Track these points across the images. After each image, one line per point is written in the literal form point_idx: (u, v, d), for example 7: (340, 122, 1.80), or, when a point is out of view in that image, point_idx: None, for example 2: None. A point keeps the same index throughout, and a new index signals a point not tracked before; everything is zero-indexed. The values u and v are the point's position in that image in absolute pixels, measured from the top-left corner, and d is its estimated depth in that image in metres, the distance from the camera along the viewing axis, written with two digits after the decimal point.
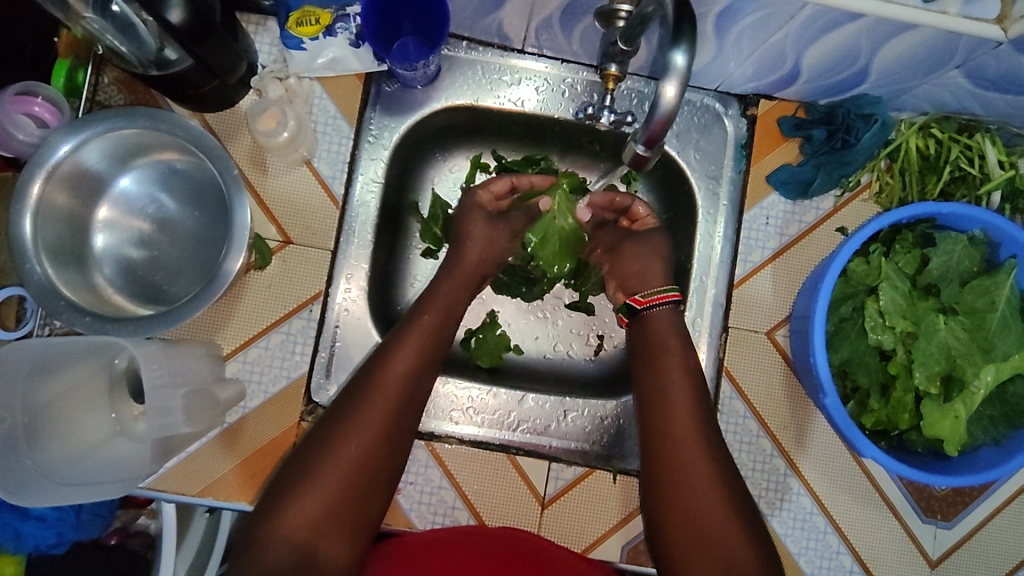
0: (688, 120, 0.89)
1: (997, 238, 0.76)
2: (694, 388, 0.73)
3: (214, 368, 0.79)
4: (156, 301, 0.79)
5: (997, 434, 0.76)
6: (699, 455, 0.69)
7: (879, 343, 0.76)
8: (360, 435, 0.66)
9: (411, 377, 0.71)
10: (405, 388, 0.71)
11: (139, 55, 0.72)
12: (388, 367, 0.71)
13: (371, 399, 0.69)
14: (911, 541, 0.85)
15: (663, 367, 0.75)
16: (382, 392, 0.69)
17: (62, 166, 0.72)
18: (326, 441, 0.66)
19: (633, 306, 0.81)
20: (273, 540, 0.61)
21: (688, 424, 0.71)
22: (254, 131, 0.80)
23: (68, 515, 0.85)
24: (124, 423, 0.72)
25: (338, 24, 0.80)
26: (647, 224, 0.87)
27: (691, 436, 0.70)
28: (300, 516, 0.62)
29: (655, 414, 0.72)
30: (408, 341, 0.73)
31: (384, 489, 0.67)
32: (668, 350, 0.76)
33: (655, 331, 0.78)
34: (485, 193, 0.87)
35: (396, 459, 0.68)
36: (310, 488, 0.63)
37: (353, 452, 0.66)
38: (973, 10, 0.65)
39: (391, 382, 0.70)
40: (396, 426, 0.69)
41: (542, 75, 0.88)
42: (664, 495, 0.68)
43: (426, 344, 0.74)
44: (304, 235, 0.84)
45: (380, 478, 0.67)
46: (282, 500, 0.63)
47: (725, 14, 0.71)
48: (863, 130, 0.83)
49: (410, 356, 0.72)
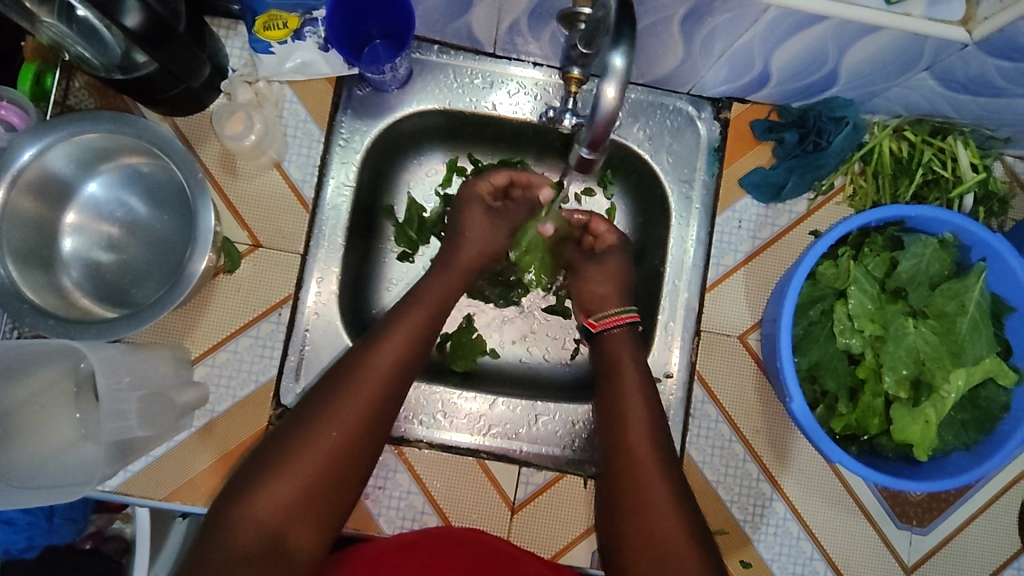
0: (661, 123, 0.89)
1: (968, 241, 0.76)
2: (653, 417, 0.74)
3: (179, 371, 0.79)
4: (123, 305, 0.79)
5: (968, 439, 0.76)
6: (655, 467, 0.70)
7: (848, 347, 0.76)
8: (340, 424, 0.66)
9: (397, 368, 0.71)
10: (389, 379, 0.70)
11: (103, 59, 0.73)
12: (374, 358, 0.71)
13: (354, 387, 0.68)
14: (885, 546, 0.85)
15: (627, 394, 0.75)
16: (367, 381, 0.69)
17: (27, 171, 0.73)
18: (304, 426, 0.65)
19: (591, 330, 0.84)
20: (242, 525, 0.60)
21: (647, 447, 0.71)
22: (221, 135, 0.80)
23: (39, 520, 0.85)
24: (89, 427, 0.73)
25: (307, 28, 0.80)
26: (608, 241, 0.88)
27: (649, 459, 0.70)
28: (273, 501, 0.61)
29: (623, 432, 0.73)
30: (396, 332, 0.73)
31: (358, 479, 0.67)
32: (626, 379, 0.77)
33: (617, 361, 0.79)
34: (485, 184, 0.88)
35: (374, 449, 0.68)
36: (285, 474, 0.63)
37: (332, 440, 0.65)
38: (937, 12, 0.65)
39: (377, 372, 0.70)
40: (377, 416, 0.69)
41: (514, 78, 0.88)
42: (625, 515, 0.68)
43: (414, 335, 0.74)
44: (274, 238, 0.84)
45: (355, 468, 0.66)
46: (256, 482, 0.62)
47: (689, 18, 0.71)
48: (835, 133, 0.83)
49: (399, 347, 0.72)
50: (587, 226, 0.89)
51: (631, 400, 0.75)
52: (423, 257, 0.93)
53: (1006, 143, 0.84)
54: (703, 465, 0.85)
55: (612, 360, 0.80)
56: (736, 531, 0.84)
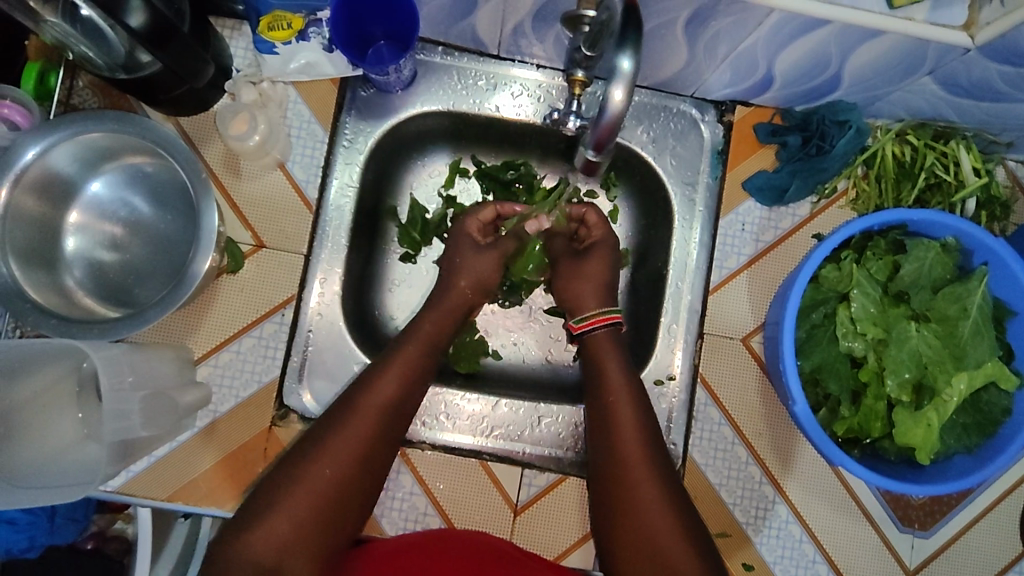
0: (664, 126, 0.89)
1: (969, 245, 0.76)
2: (639, 409, 0.74)
3: (182, 372, 0.79)
4: (126, 305, 0.79)
5: (971, 443, 0.76)
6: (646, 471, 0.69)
7: (850, 350, 0.76)
8: (338, 457, 0.65)
9: (394, 403, 0.71)
10: (386, 412, 0.70)
11: (107, 58, 0.72)
12: (372, 391, 0.70)
13: (351, 419, 0.68)
14: (887, 550, 0.85)
15: (613, 391, 0.75)
16: (364, 415, 0.68)
17: (31, 170, 0.72)
18: (301, 459, 0.65)
19: (572, 330, 0.83)
20: (238, 561, 0.58)
21: (635, 444, 0.71)
22: (225, 135, 0.80)
23: (41, 521, 0.85)
24: (93, 428, 0.72)
25: (310, 29, 0.81)
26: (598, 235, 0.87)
27: (637, 455, 0.70)
28: (269, 533, 0.60)
29: (615, 434, 0.72)
30: (393, 366, 0.73)
31: (356, 512, 0.66)
32: (612, 372, 0.76)
33: (601, 353, 0.79)
34: (473, 222, 0.87)
35: (373, 481, 0.67)
36: (281, 506, 0.61)
37: (330, 471, 0.64)
38: (940, 17, 0.65)
39: (373, 405, 0.70)
40: (376, 447, 0.68)
41: (518, 80, 0.88)
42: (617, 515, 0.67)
43: (412, 369, 0.74)
44: (277, 238, 0.84)
45: (354, 499, 0.65)
46: (252, 518, 0.61)
47: (694, 20, 0.71)
48: (838, 137, 0.83)
49: (396, 381, 0.72)
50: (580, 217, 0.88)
51: (622, 407, 0.74)
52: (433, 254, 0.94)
53: (1008, 148, 0.85)
54: (706, 468, 0.85)
55: (596, 354, 0.79)
56: (739, 534, 0.84)
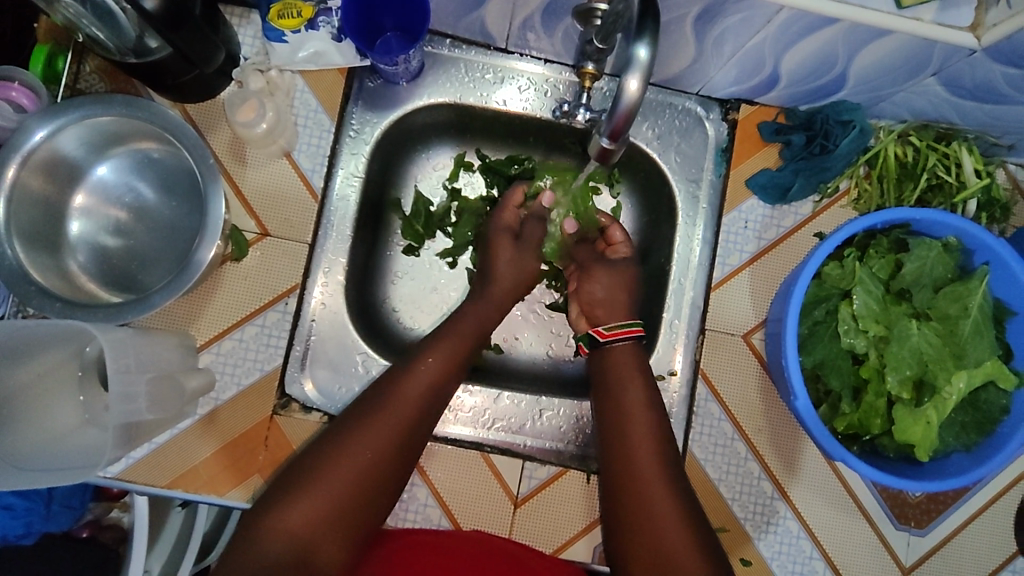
0: (669, 123, 0.89)
1: (971, 245, 0.76)
2: (656, 415, 0.74)
3: (184, 358, 0.79)
4: (130, 290, 0.79)
5: (969, 441, 0.76)
6: (657, 472, 0.69)
7: (852, 347, 0.77)
8: (373, 441, 0.66)
9: (433, 393, 0.72)
10: (423, 402, 0.71)
11: (118, 42, 0.73)
12: (412, 378, 0.71)
13: (388, 407, 0.69)
14: (883, 547, 0.85)
15: (629, 394, 0.75)
16: (402, 403, 0.69)
17: (37, 152, 0.72)
18: (337, 445, 0.65)
19: (596, 338, 0.81)
20: (269, 537, 0.59)
21: (649, 445, 0.71)
22: (233, 121, 0.80)
23: (37, 506, 0.85)
24: (93, 412, 0.73)
25: (321, 18, 0.81)
26: (621, 250, 0.88)
27: (651, 458, 0.70)
28: (304, 514, 0.61)
29: (628, 434, 0.73)
30: (431, 358, 0.74)
31: (387, 499, 0.66)
32: (628, 378, 0.77)
33: (617, 356, 0.79)
34: (509, 211, 0.89)
35: (405, 470, 0.68)
36: (316, 489, 0.62)
37: (365, 458, 0.65)
38: (946, 17, 0.66)
39: (413, 393, 0.70)
40: (410, 438, 0.68)
41: (525, 74, 0.88)
42: (629, 520, 0.68)
43: (449, 361, 0.75)
44: (282, 227, 0.84)
45: (386, 488, 0.66)
46: (287, 499, 0.61)
47: (703, 16, 0.71)
48: (841, 137, 0.83)
49: (434, 373, 0.73)
50: (605, 231, 0.90)
51: (632, 412, 0.74)
52: (467, 260, 0.94)
53: (1009, 151, 0.86)
54: (705, 463, 0.85)
55: (611, 360, 0.79)
56: (736, 530, 0.84)
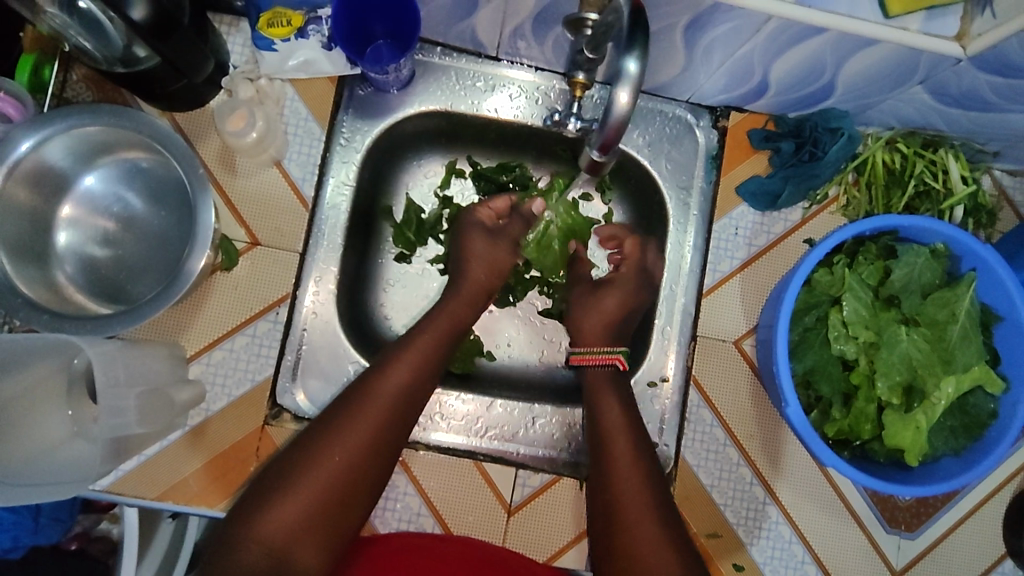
0: (660, 130, 0.90)
1: (957, 251, 0.77)
2: (632, 421, 0.75)
3: (175, 370, 0.78)
4: (118, 300, 0.79)
5: (958, 445, 0.77)
6: (630, 467, 0.71)
7: (843, 353, 0.77)
8: (348, 440, 0.65)
9: (410, 388, 0.71)
10: (400, 396, 0.70)
11: (105, 52, 0.72)
12: (386, 376, 0.71)
13: (363, 408, 0.68)
14: (874, 551, 0.86)
15: (607, 403, 0.77)
16: (377, 400, 0.69)
17: (24, 162, 0.71)
18: (312, 446, 0.65)
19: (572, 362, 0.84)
20: (248, 543, 0.59)
21: (622, 442, 0.73)
22: (222, 130, 0.80)
23: (24, 520, 0.84)
24: (82, 424, 0.72)
25: (310, 27, 0.81)
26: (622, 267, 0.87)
27: (624, 456, 0.72)
28: (280, 518, 0.61)
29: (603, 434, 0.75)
30: (406, 358, 0.73)
31: (364, 504, 0.66)
32: (604, 395, 0.78)
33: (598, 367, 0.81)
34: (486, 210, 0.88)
35: (381, 472, 0.67)
36: (292, 493, 0.62)
37: (341, 464, 0.64)
38: (933, 27, 0.67)
39: (388, 390, 0.70)
40: (389, 434, 0.68)
41: (516, 82, 0.88)
42: (608, 527, 0.68)
43: (425, 359, 0.74)
44: (273, 236, 0.84)
45: (363, 488, 0.66)
46: (263, 502, 0.61)
47: (692, 27, 0.71)
48: (830, 144, 0.84)
49: (407, 373, 0.72)
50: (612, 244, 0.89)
51: (608, 412, 0.76)
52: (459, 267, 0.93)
53: (994, 157, 0.87)
54: (698, 469, 0.86)
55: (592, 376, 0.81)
56: (729, 535, 0.85)
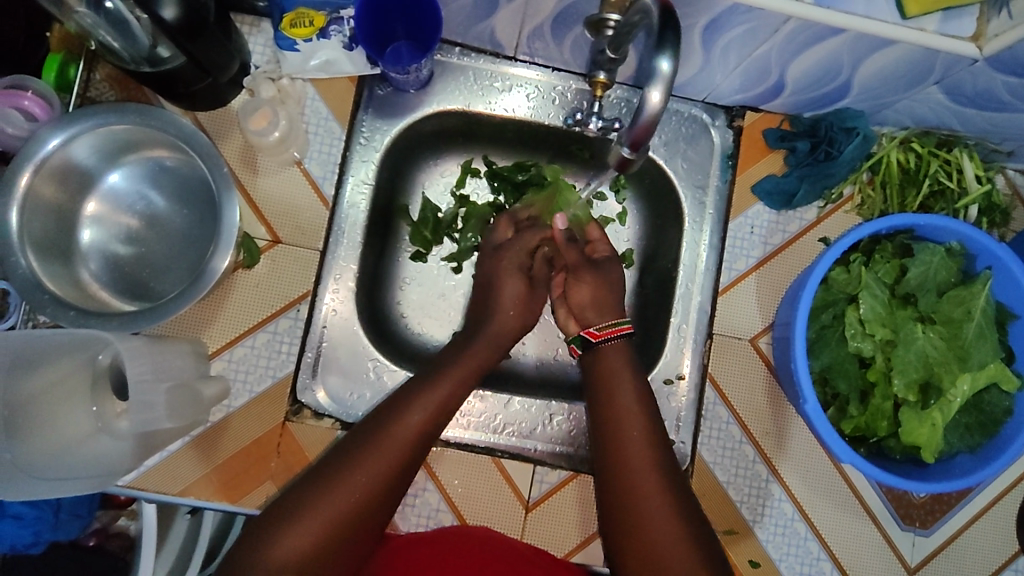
0: (676, 130, 0.91)
1: (973, 250, 0.78)
2: (651, 420, 0.72)
3: (198, 366, 0.79)
4: (141, 297, 0.79)
5: (973, 442, 0.78)
6: (649, 471, 0.68)
7: (859, 351, 0.78)
8: (374, 462, 0.64)
9: (441, 414, 0.70)
10: (433, 422, 0.69)
11: (131, 50, 0.73)
12: (420, 401, 0.69)
13: (392, 431, 0.66)
14: (889, 547, 0.87)
15: (620, 401, 0.73)
16: (406, 423, 0.67)
17: (51, 160, 0.72)
18: (336, 466, 0.63)
19: (587, 339, 0.79)
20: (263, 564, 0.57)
21: (641, 445, 0.70)
22: (245, 129, 0.81)
23: (46, 515, 0.84)
24: (105, 419, 0.72)
25: (332, 27, 0.81)
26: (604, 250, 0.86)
27: (643, 459, 0.69)
28: (298, 540, 0.59)
29: (617, 431, 0.71)
30: (442, 382, 0.72)
31: (386, 516, 0.65)
32: (616, 393, 0.74)
33: (610, 363, 0.77)
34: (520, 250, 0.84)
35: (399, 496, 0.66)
36: (312, 512, 0.60)
37: (369, 476, 0.63)
38: (950, 28, 0.68)
39: (421, 416, 0.68)
40: (414, 460, 0.67)
41: (533, 82, 0.89)
42: (626, 539, 0.66)
43: (459, 385, 0.73)
44: (294, 234, 0.85)
45: (382, 511, 0.64)
46: (282, 521, 0.60)
47: (711, 27, 0.72)
48: (845, 143, 0.85)
49: (441, 395, 0.70)
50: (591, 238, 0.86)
51: (624, 413, 0.72)
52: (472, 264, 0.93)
53: (1008, 157, 0.87)
54: (714, 466, 0.86)
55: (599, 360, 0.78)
56: (745, 532, 0.85)
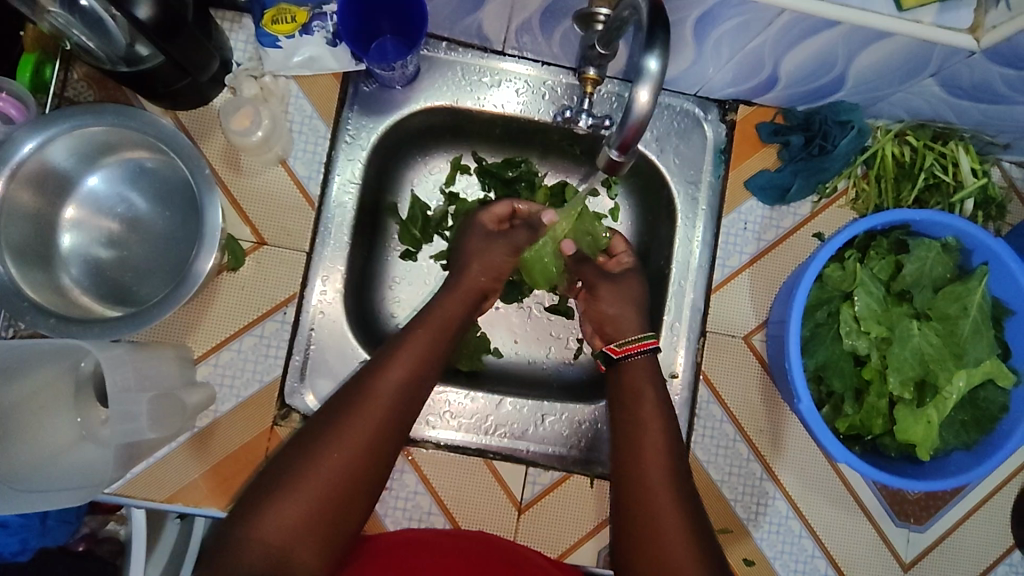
0: (668, 124, 0.89)
1: (968, 245, 0.77)
2: (668, 427, 0.73)
3: (183, 372, 0.78)
4: (125, 302, 0.78)
5: (969, 439, 0.77)
6: (660, 473, 0.69)
7: (854, 349, 0.77)
8: (347, 440, 0.64)
9: (411, 382, 0.70)
10: (400, 394, 0.69)
11: (108, 50, 0.72)
12: (384, 374, 0.69)
13: (362, 406, 0.67)
14: (884, 543, 0.86)
15: (640, 402, 0.74)
16: (376, 399, 0.67)
17: (27, 163, 0.71)
18: (311, 445, 0.64)
19: (609, 355, 0.79)
20: (250, 543, 0.58)
21: (658, 449, 0.71)
22: (227, 130, 0.79)
23: (32, 522, 0.82)
24: (90, 427, 0.71)
25: (315, 23, 0.80)
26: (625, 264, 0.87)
27: (656, 455, 0.70)
28: (279, 521, 0.60)
29: (638, 435, 0.72)
30: (405, 354, 0.71)
31: (373, 492, 0.65)
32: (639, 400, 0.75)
33: (635, 373, 0.77)
34: (488, 216, 0.86)
35: (382, 471, 0.66)
36: (293, 492, 0.61)
37: (340, 455, 0.63)
38: (947, 19, 0.66)
39: (385, 389, 0.68)
40: (389, 433, 0.67)
41: (522, 77, 0.87)
42: (634, 531, 0.66)
43: (425, 357, 0.72)
44: (279, 235, 0.83)
45: (366, 482, 0.64)
46: (263, 503, 0.60)
47: (703, 20, 0.70)
48: (840, 138, 0.83)
49: (409, 368, 0.71)
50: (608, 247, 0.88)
51: (644, 415, 0.73)
52: None
53: (1004, 149, 0.86)
54: (708, 465, 0.85)
55: (627, 373, 0.77)
56: (740, 530, 0.85)
